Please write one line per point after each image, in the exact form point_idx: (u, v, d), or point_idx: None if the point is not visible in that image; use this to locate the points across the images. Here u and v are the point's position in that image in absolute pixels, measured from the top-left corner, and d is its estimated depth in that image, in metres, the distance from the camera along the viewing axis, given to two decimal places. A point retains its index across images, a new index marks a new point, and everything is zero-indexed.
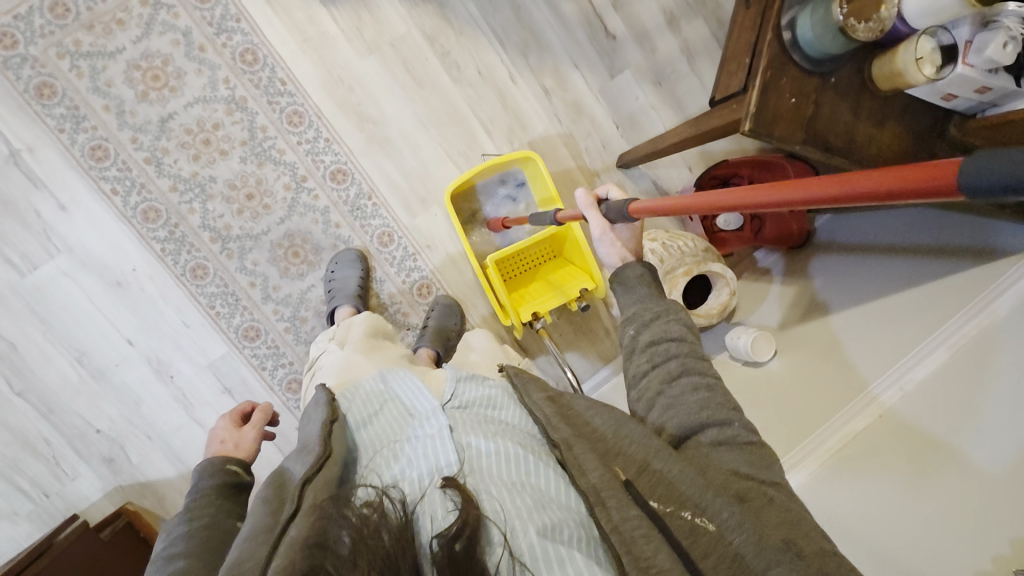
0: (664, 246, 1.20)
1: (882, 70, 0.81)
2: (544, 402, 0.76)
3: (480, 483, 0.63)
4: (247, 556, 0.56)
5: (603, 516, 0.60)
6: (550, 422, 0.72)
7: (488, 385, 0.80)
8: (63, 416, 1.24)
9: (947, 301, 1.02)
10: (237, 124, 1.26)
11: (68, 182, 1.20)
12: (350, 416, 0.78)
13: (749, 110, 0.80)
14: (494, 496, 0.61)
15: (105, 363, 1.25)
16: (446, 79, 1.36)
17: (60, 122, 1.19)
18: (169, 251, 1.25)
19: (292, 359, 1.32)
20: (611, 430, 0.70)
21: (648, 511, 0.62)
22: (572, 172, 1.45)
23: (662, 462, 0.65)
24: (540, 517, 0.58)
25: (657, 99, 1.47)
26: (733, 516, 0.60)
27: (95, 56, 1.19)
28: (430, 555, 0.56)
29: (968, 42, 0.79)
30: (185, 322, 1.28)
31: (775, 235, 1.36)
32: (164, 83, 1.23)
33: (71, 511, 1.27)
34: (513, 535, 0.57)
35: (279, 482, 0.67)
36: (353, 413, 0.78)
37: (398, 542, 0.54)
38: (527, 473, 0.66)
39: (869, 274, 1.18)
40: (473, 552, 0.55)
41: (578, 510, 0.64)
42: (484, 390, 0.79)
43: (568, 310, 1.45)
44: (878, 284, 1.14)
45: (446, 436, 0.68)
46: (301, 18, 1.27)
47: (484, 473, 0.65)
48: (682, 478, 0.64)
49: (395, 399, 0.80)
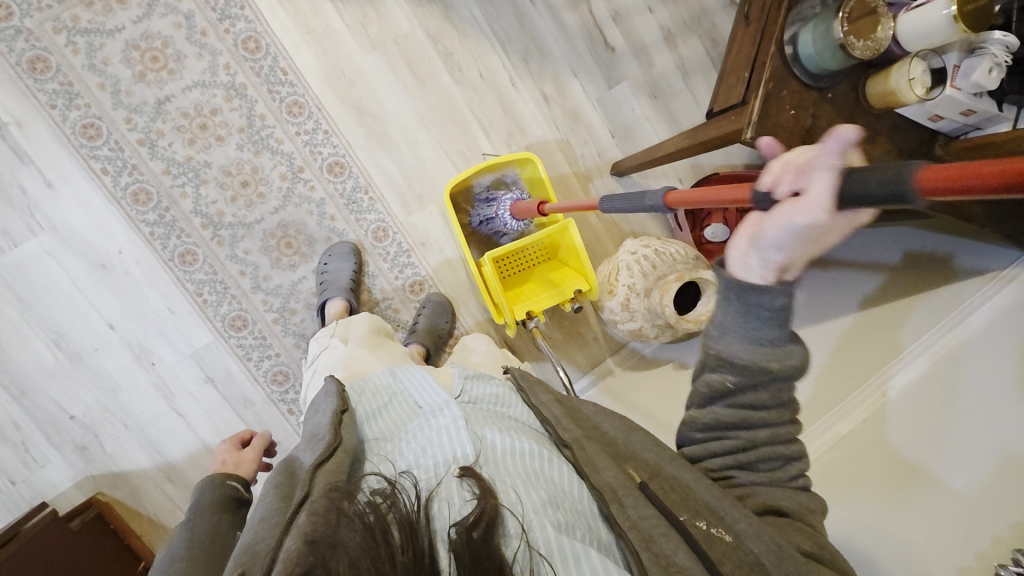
0: (656, 253, 1.23)
1: (876, 87, 0.85)
2: (552, 403, 0.77)
3: (496, 474, 0.63)
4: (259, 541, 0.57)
5: (620, 515, 0.62)
6: (559, 423, 0.73)
7: (494, 384, 0.80)
8: (36, 399, 1.20)
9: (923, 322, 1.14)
10: (236, 111, 1.25)
11: (57, 159, 1.17)
12: (359, 407, 0.78)
13: (751, 119, 0.84)
14: (510, 488, 0.61)
15: (84, 348, 1.22)
16: (448, 80, 1.37)
17: (52, 98, 1.16)
18: (158, 235, 1.23)
19: (279, 351, 1.30)
20: (621, 435, 0.74)
21: (666, 513, 0.63)
22: (568, 177, 1.47)
23: (675, 468, 0.67)
24: (555, 514, 0.60)
25: (652, 111, 1.50)
26: (751, 525, 0.59)
27: (92, 34, 1.17)
28: (447, 543, 0.55)
29: (956, 66, 0.84)
30: (171, 309, 1.25)
31: None
32: (163, 64, 1.21)
33: (37, 500, 1.22)
34: (529, 527, 0.58)
35: (290, 470, 0.67)
36: (362, 405, 0.78)
37: (410, 534, 0.53)
38: (538, 469, 0.66)
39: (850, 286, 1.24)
40: (490, 539, 0.54)
41: (590, 508, 0.66)
42: (491, 388, 0.79)
43: (558, 313, 1.47)
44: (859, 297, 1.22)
45: (461, 426, 0.68)
46: (306, 10, 1.28)
47: (499, 465, 0.65)
48: (697, 485, 0.64)
49: (403, 393, 0.79)
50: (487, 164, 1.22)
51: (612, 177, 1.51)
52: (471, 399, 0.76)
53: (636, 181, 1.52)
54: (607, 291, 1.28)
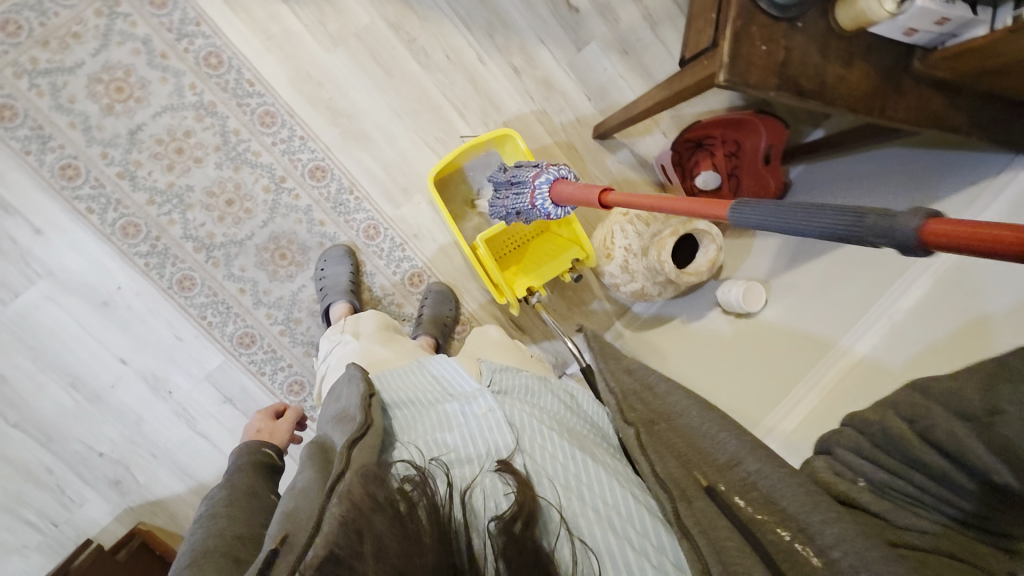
0: (649, 211, 1.23)
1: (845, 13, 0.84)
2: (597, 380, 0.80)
3: (536, 469, 0.65)
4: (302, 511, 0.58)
5: (684, 509, 0.62)
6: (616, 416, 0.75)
7: (522, 375, 0.81)
8: (63, 442, 1.22)
9: None
10: (209, 130, 1.24)
11: (41, 205, 1.17)
12: (388, 392, 0.77)
13: (722, 61, 0.82)
14: (553, 483, 0.64)
15: (101, 386, 1.23)
16: (415, 67, 1.36)
17: (25, 144, 1.16)
18: (154, 265, 1.23)
19: (290, 362, 1.32)
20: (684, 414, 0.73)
21: (741, 517, 0.63)
22: (550, 148, 1.46)
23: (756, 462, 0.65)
24: (605, 514, 0.63)
25: (625, 68, 1.48)
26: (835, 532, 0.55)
27: (54, 73, 1.16)
28: (488, 536, 0.58)
29: None
30: (178, 336, 1.26)
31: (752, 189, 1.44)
32: (129, 94, 1.20)
33: (82, 538, 1.26)
34: (578, 529, 0.61)
35: (321, 448, 0.68)
36: (391, 390, 0.78)
37: (441, 524, 0.55)
38: (577, 459, 0.68)
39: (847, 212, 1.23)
40: (530, 532, 0.57)
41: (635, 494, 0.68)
42: (520, 379, 0.80)
43: (560, 284, 1.47)
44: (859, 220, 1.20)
45: (498, 418, 0.69)
46: (262, 16, 1.26)
47: (537, 457, 0.66)
48: (783, 487, 0.61)
49: (433, 377, 0.80)
50: (466, 147, 1.21)
51: (594, 141, 1.50)
52: (504, 389, 0.77)
53: (619, 141, 1.51)
54: (604, 256, 1.27)
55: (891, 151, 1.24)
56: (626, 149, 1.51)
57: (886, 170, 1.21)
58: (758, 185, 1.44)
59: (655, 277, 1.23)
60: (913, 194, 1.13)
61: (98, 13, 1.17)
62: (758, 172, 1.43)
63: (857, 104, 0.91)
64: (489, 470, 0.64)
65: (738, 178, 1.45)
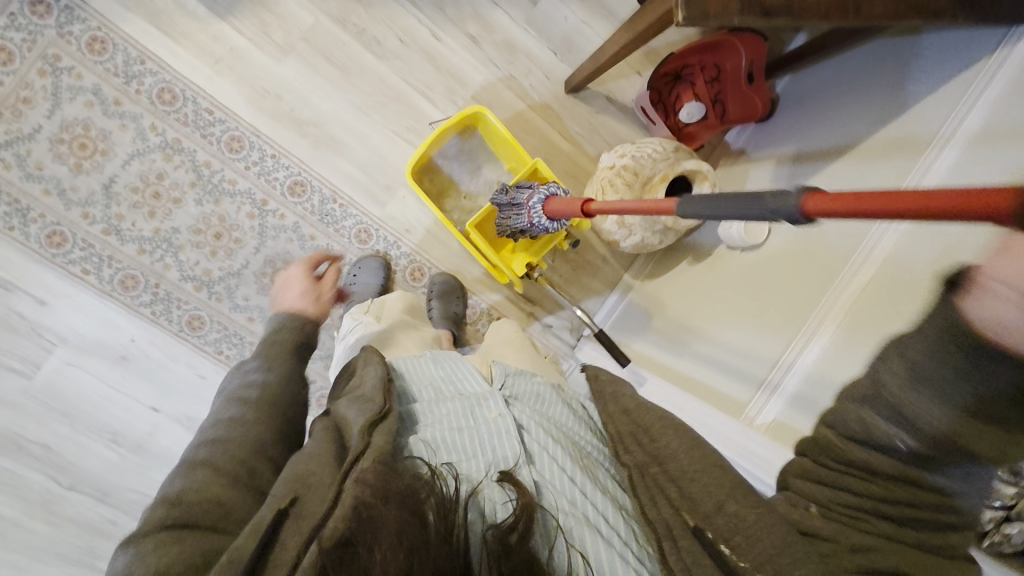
0: (635, 158, 1.19)
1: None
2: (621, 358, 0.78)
3: (541, 483, 0.67)
4: (313, 470, 0.61)
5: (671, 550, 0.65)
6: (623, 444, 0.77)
7: (535, 381, 0.82)
8: (118, 495, 1.27)
9: (923, 129, 0.96)
10: (180, 167, 1.23)
11: (38, 276, 1.18)
12: (404, 381, 0.79)
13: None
14: (561, 493, 0.66)
15: (140, 436, 1.27)
16: (371, 58, 1.31)
17: (7, 220, 1.16)
18: (161, 312, 1.25)
19: (313, 378, 1.34)
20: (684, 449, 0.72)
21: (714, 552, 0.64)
22: (525, 113, 1.42)
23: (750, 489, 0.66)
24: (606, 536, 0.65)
25: (586, 13, 1.41)
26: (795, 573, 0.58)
27: (16, 144, 1.15)
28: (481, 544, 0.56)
29: None
30: (201, 375, 1.29)
31: (740, 113, 1.37)
32: (93, 148, 1.18)
33: None
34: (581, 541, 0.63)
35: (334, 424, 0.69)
36: (409, 379, 0.80)
37: (441, 519, 0.54)
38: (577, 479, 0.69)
39: (839, 120, 1.17)
40: (524, 539, 0.56)
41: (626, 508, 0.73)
42: (533, 386, 0.81)
43: (561, 250, 1.45)
44: (850, 126, 1.14)
45: (508, 426, 0.70)
46: (205, 40, 1.21)
47: (544, 471, 0.68)
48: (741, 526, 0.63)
49: (450, 373, 0.81)
50: (437, 132, 1.17)
51: (568, 96, 1.44)
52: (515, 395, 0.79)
53: (594, 91, 1.45)
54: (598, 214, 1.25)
55: (879, 45, 1.16)
56: (603, 98, 1.46)
57: (875, 67, 1.14)
58: (746, 108, 1.36)
59: (654, 227, 1.20)
60: (899, 87, 1.06)
61: (42, 72, 1.14)
62: (745, 93, 1.35)
63: (831, 10, 0.86)
64: (492, 480, 0.65)
65: (725, 103, 1.36)
